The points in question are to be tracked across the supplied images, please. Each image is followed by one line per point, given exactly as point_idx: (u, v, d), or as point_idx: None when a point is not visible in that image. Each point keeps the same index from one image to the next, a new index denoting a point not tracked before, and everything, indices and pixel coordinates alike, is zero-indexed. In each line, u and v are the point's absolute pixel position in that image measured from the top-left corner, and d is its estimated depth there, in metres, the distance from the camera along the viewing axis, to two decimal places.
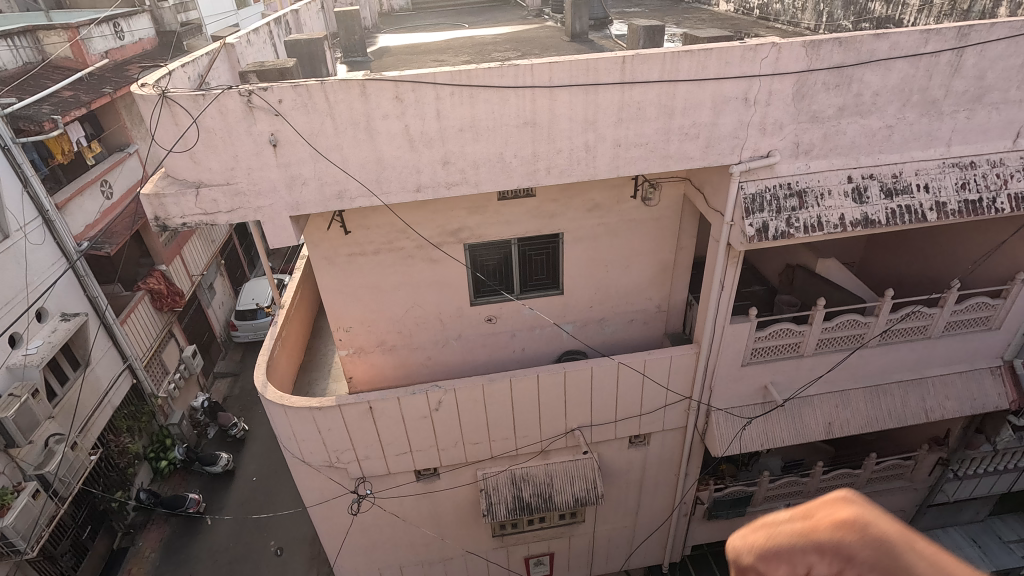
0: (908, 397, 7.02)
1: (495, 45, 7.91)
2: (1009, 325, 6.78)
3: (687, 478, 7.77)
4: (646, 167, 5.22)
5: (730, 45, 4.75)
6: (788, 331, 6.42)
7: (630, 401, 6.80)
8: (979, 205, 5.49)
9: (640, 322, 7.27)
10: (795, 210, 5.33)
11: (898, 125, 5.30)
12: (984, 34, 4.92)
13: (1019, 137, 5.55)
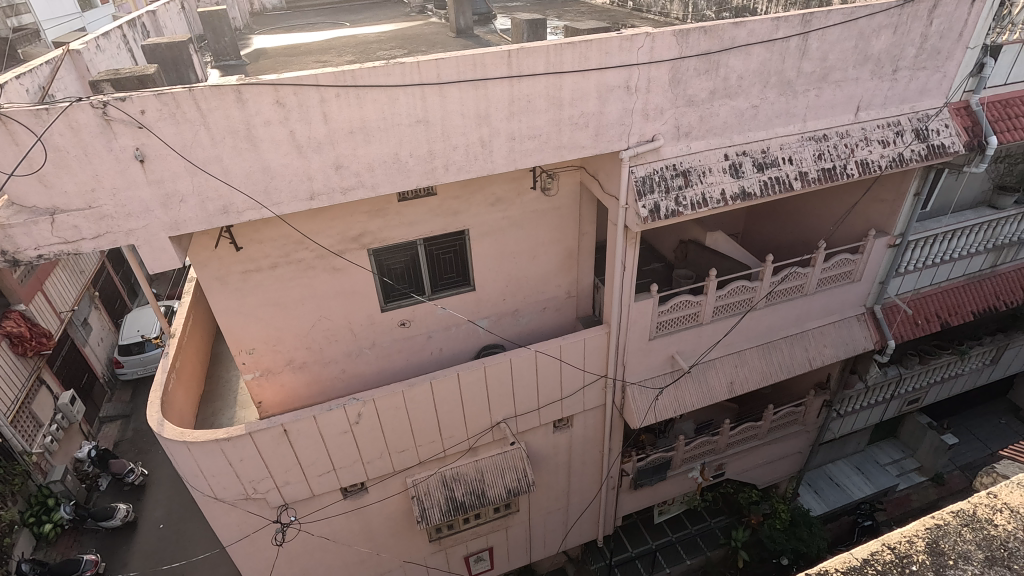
0: (794, 349, 7.79)
1: (380, 43, 7.71)
2: (868, 276, 7.70)
3: (611, 452, 8.11)
4: (542, 158, 5.33)
5: (608, 36, 4.96)
6: (687, 302, 6.87)
7: (551, 387, 6.96)
8: (834, 172, 6.16)
9: (552, 310, 7.45)
10: (681, 189, 5.70)
11: (761, 105, 5.82)
12: (823, 21, 5.52)
13: (860, 110, 6.30)
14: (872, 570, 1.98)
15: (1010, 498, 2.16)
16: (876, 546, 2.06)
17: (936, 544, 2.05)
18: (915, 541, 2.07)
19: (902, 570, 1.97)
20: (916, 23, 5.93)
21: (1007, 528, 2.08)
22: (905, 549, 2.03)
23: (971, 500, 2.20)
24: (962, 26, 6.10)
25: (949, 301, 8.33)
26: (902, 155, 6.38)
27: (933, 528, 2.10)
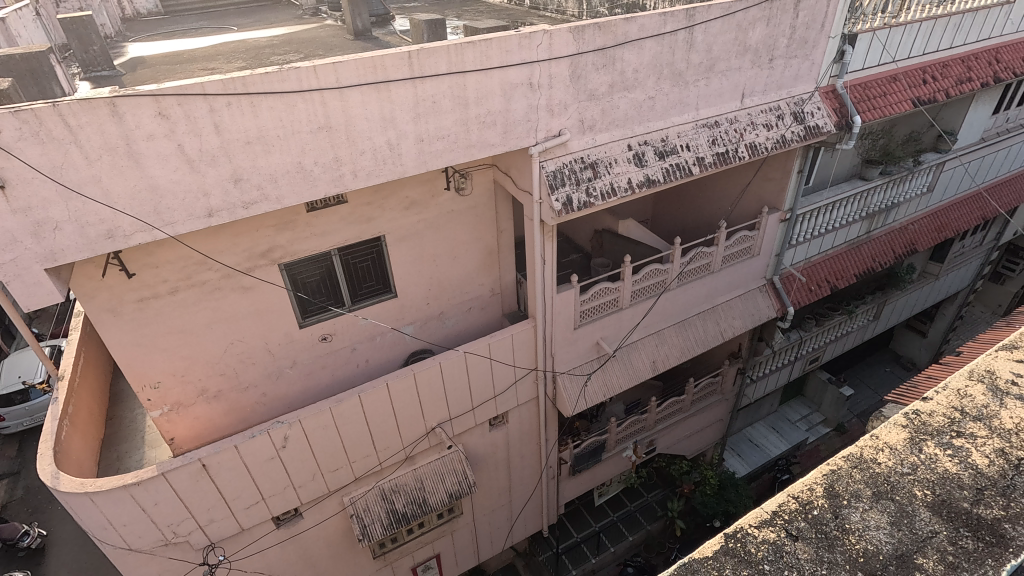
0: (707, 324, 8.29)
1: (273, 48, 7.33)
2: (765, 250, 8.33)
3: (548, 443, 8.25)
4: (454, 158, 5.31)
5: (507, 35, 5.01)
6: (606, 289, 7.11)
7: (483, 386, 6.97)
8: (728, 156, 6.60)
9: (477, 309, 7.45)
10: (591, 181, 5.89)
11: (657, 96, 6.12)
12: (705, 15, 5.89)
13: (745, 97, 6.79)
14: (785, 518, 2.30)
15: (887, 439, 2.59)
16: (788, 496, 2.39)
17: (832, 487, 2.41)
18: (818, 486, 2.42)
19: (808, 513, 2.31)
20: (785, 15, 6.47)
21: (885, 464, 2.50)
22: (809, 496, 2.37)
23: (858, 446, 2.60)
24: (823, 17, 6.74)
25: (835, 267, 9.18)
26: (785, 137, 6.95)
27: (830, 474, 2.47)
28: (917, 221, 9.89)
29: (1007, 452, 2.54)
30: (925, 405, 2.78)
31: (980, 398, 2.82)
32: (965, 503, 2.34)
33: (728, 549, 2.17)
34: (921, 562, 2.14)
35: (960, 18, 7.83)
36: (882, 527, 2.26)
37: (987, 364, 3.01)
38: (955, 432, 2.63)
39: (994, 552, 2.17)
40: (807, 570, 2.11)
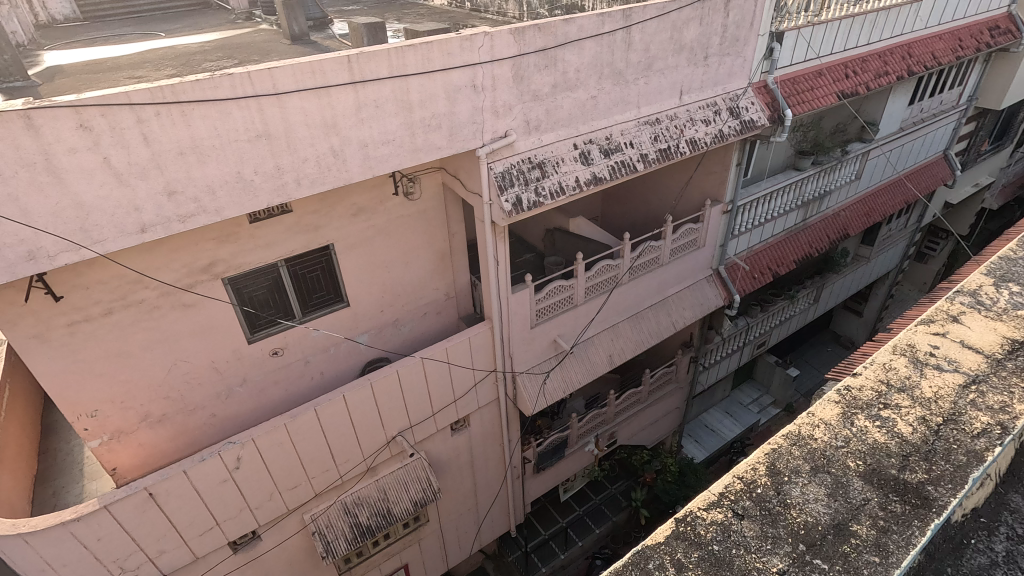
0: (659, 316, 8.52)
1: (204, 54, 7.04)
2: (710, 241, 8.63)
3: (511, 443, 8.27)
4: (400, 162, 5.25)
5: (448, 37, 4.99)
6: (560, 287, 7.18)
7: (443, 391, 6.92)
8: (670, 151, 6.79)
9: (433, 314, 7.39)
10: (539, 180, 5.94)
11: (599, 95, 6.23)
12: (641, 15, 6.04)
13: (683, 94, 7.01)
14: (728, 500, 2.31)
15: (822, 415, 2.64)
16: (730, 478, 2.40)
17: (773, 465, 2.44)
18: (758, 466, 2.45)
19: (749, 493, 2.33)
20: (716, 15, 6.72)
21: (821, 439, 2.54)
22: (751, 476, 2.40)
23: (795, 423, 2.65)
24: (752, 16, 7.04)
25: (775, 255, 9.62)
26: (722, 131, 7.21)
27: (769, 453, 2.51)
28: (847, 208, 10.48)
29: (932, 420, 2.61)
30: (856, 380, 2.84)
31: (906, 368, 2.89)
32: (895, 472, 2.39)
33: (677, 534, 2.19)
34: (858, 532, 2.18)
35: (875, 15, 8.33)
36: (819, 501, 2.29)
37: (909, 338, 3.07)
38: (884, 404, 2.69)
39: (921, 514, 2.23)
40: (753, 547, 2.13)
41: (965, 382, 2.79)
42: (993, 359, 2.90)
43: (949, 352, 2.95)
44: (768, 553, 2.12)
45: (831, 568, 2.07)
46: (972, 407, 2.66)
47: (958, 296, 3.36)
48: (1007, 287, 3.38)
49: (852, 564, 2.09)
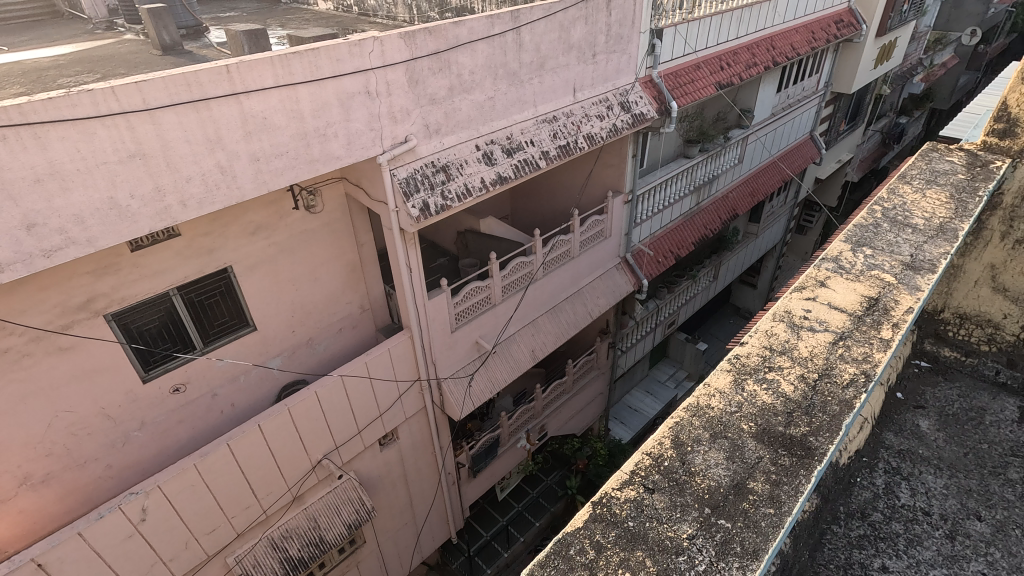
0: (575, 307, 8.79)
1: (59, 69, 6.33)
2: (616, 231, 9.01)
3: (444, 450, 8.17)
4: (297, 175, 5.02)
5: (335, 43, 4.82)
6: (477, 288, 7.19)
7: (366, 406, 6.71)
8: (570, 147, 6.99)
9: (349, 329, 7.13)
10: (444, 184, 5.92)
11: (496, 95, 6.31)
12: (529, 16, 6.17)
13: (576, 91, 7.25)
14: (639, 476, 1.77)
15: (715, 382, 2.08)
16: (639, 454, 1.85)
17: (676, 437, 1.89)
18: (660, 438, 1.90)
19: (658, 466, 1.80)
20: (599, 14, 7.00)
21: (718, 406, 2.00)
22: (658, 450, 1.85)
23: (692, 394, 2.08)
24: (632, 15, 7.41)
25: (675, 238, 10.23)
26: (616, 125, 7.54)
27: (670, 422, 1.95)
28: (733, 190, 11.34)
29: (811, 376, 2.11)
30: (741, 346, 2.27)
31: (786, 331, 2.35)
32: (784, 430, 1.90)
33: (597, 518, 1.68)
34: (758, 492, 1.72)
35: (741, 11, 9.06)
36: (725, 465, 1.79)
37: (782, 304, 2.52)
38: (771, 365, 2.16)
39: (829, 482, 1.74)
40: (670, 524, 1.65)
41: (837, 340, 2.28)
42: (864, 314, 2.41)
43: (819, 314, 2.43)
44: (679, 521, 1.65)
45: (740, 532, 1.62)
46: (842, 360, 2.18)
47: (820, 261, 2.78)
48: (864, 251, 2.80)
49: (758, 525, 1.63)
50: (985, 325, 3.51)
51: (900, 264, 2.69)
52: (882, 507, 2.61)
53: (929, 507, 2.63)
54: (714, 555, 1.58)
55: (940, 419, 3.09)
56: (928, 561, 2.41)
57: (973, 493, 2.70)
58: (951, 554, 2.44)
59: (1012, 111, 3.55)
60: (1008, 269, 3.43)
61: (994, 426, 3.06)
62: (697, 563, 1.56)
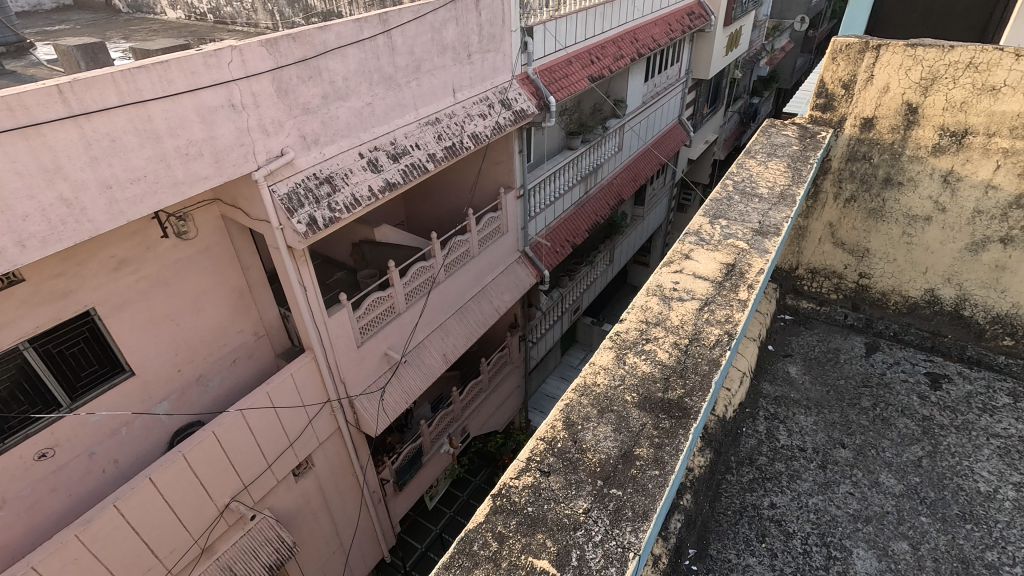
0: (481, 305, 8.83)
1: None
2: (511, 226, 9.15)
3: (366, 469, 7.88)
4: (159, 200, 4.58)
5: (187, 54, 4.42)
6: (379, 299, 6.99)
7: (274, 438, 6.31)
8: (456, 148, 6.98)
9: (244, 359, 6.66)
10: (330, 196, 5.68)
11: (374, 101, 6.15)
12: (398, 18, 6.06)
13: (456, 92, 7.26)
14: (535, 463, 1.75)
15: (599, 359, 2.14)
16: (534, 440, 1.83)
17: (567, 418, 1.91)
18: (552, 422, 1.90)
19: (552, 448, 1.79)
20: (469, 14, 7.07)
21: (603, 382, 2.06)
22: (551, 434, 1.84)
23: (581, 374, 2.12)
24: (501, 14, 7.55)
25: (569, 228, 10.61)
26: (499, 123, 7.65)
27: (560, 404, 1.97)
28: (618, 176, 11.97)
29: (683, 342, 2.25)
30: (620, 324, 2.37)
31: (658, 305, 2.47)
32: (662, 395, 2.00)
33: (496, 511, 1.60)
34: (644, 457, 1.77)
35: (603, 8, 9.53)
36: (613, 436, 1.84)
37: (654, 278, 2.67)
38: (647, 337, 2.26)
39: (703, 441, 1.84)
40: (566, 504, 1.63)
41: (702, 306, 2.45)
42: (723, 279, 2.62)
43: (686, 284, 2.58)
44: (574, 497, 1.65)
45: (631, 496, 1.65)
46: (708, 323, 2.34)
47: (683, 235, 3.00)
48: (720, 222, 3.06)
49: (646, 488, 1.67)
50: (831, 276, 4.06)
51: (750, 231, 2.97)
52: (766, 451, 2.90)
53: (803, 443, 2.95)
54: (609, 522, 1.58)
55: (805, 364, 3.48)
56: (807, 491, 2.70)
57: (837, 424, 3.06)
58: (824, 481, 2.76)
59: (830, 87, 3.69)
60: (843, 225, 3.92)
61: (848, 362, 3.50)
62: (594, 535, 1.55)
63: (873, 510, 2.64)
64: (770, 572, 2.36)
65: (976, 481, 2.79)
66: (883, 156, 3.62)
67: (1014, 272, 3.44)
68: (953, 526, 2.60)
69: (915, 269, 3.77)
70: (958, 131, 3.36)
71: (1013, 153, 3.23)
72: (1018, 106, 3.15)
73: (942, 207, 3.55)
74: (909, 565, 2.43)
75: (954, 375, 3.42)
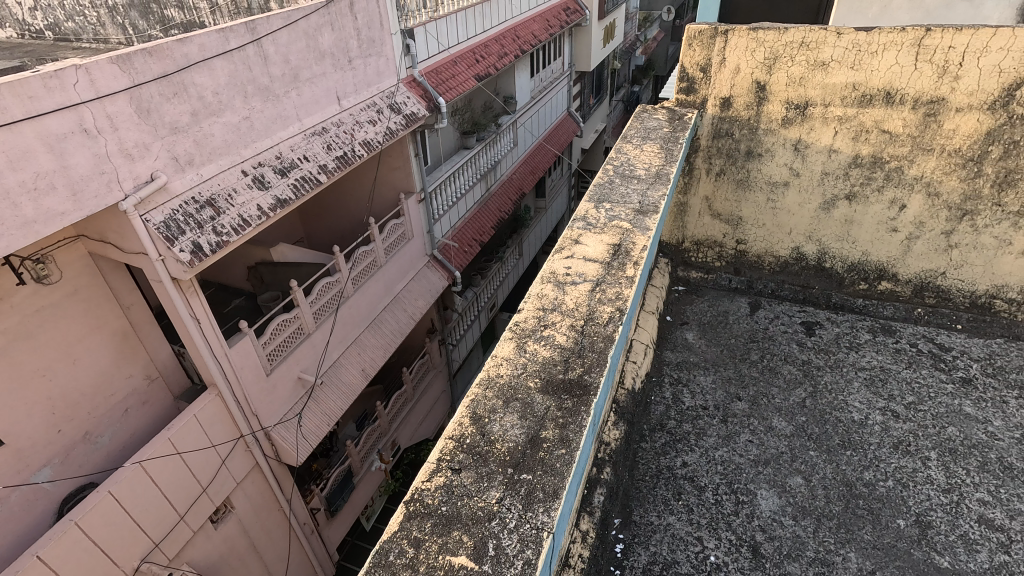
0: (394, 314, 8.65)
1: None
2: (416, 231, 9.03)
3: (293, 501, 7.46)
4: (8, 244, 3.98)
5: (21, 76, 3.85)
6: (285, 322, 6.63)
7: (184, 486, 5.81)
8: (348, 157, 6.76)
9: (137, 406, 6.07)
10: (215, 219, 5.28)
11: (252, 114, 5.78)
12: (267, 26, 5.73)
13: (340, 99, 7.04)
14: (447, 462, 1.75)
15: (500, 351, 2.18)
16: (443, 440, 1.84)
17: (475, 413, 1.93)
18: (459, 420, 1.91)
19: (462, 445, 1.81)
20: (345, 19, 6.86)
21: (506, 373, 2.10)
22: (460, 432, 1.85)
23: (483, 369, 2.14)
24: (378, 18, 7.40)
25: (475, 226, 10.66)
26: (390, 128, 7.51)
27: (466, 401, 1.99)
28: (516, 171, 12.17)
29: (579, 323, 2.34)
30: (518, 314, 2.42)
31: (553, 291, 2.56)
32: (563, 375, 2.07)
33: (412, 516, 1.59)
34: (551, 438, 1.82)
35: (481, 7, 9.63)
36: (520, 423, 1.88)
37: (548, 266, 2.75)
38: (545, 324, 2.34)
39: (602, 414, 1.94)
40: (481, 496, 1.65)
41: (595, 286, 2.56)
42: (610, 259, 2.74)
43: (578, 268, 2.69)
44: (486, 489, 1.67)
45: (541, 478, 1.69)
46: (601, 302, 2.45)
47: (572, 221, 3.11)
48: (604, 206, 3.22)
49: (554, 468, 1.72)
50: (713, 246, 4.40)
51: (633, 211, 3.14)
52: (674, 415, 3.09)
53: (705, 402, 3.18)
54: (522, 507, 1.61)
55: (700, 329, 3.74)
56: (712, 446, 2.92)
57: (732, 380, 3.34)
58: (726, 434, 2.99)
59: (690, 71, 3.99)
60: (717, 198, 4.24)
61: (736, 322, 3.81)
62: (509, 522, 1.57)
63: (770, 453, 2.91)
64: (688, 527, 2.52)
65: (851, 412, 3.15)
66: (743, 131, 3.96)
67: (860, 224, 3.94)
68: (837, 454, 2.92)
69: (781, 230, 4.17)
70: (800, 104, 3.75)
71: (847, 120, 3.67)
72: (845, 79, 3.58)
73: (797, 172, 3.95)
74: (804, 496, 2.70)
75: (825, 321, 3.83)
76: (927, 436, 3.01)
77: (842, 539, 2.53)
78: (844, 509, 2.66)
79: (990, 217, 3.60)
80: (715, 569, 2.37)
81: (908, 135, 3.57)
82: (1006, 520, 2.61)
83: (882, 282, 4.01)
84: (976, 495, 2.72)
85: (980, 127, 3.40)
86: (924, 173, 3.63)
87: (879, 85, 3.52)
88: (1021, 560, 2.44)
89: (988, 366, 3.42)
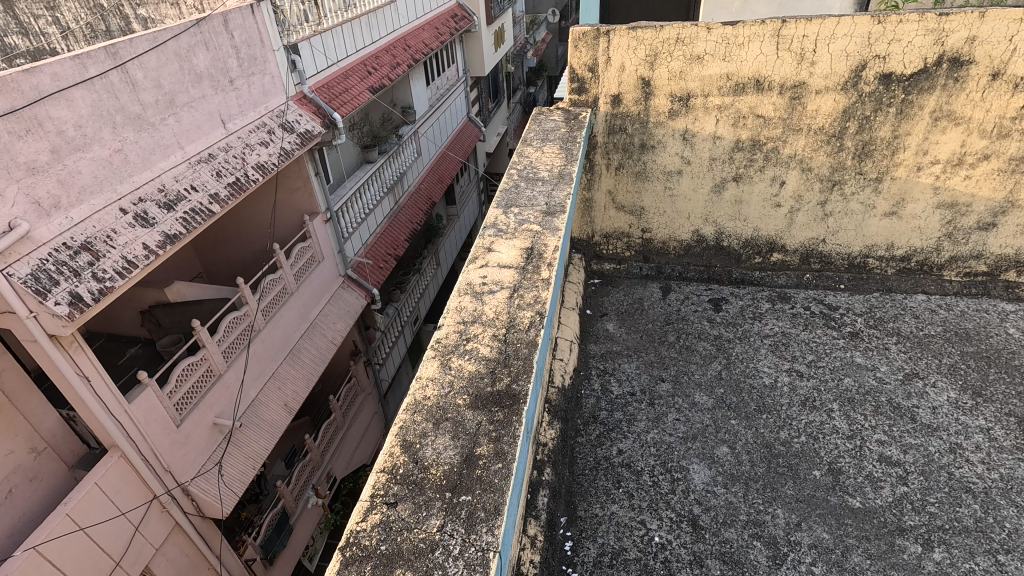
0: (313, 341, 8.26)
1: None
2: (326, 252, 8.69)
3: (225, 556, 6.88)
4: None
5: None
6: (191, 366, 6.10)
7: (93, 563, 5.19)
8: (241, 183, 6.36)
9: (24, 484, 5.34)
10: (94, 265, 4.73)
11: (124, 146, 5.27)
12: (131, 50, 5.25)
13: (225, 122, 6.60)
14: (381, 496, 1.69)
15: (425, 372, 2.13)
16: (375, 474, 1.76)
17: (405, 438, 1.87)
18: (389, 450, 1.84)
19: (395, 476, 1.74)
20: (220, 37, 6.45)
21: (432, 394, 2.05)
22: (391, 462, 1.79)
23: (410, 394, 2.07)
24: (258, 34, 7.03)
25: (388, 240, 10.45)
26: (285, 148, 7.14)
27: (394, 429, 1.92)
28: (424, 181, 12.06)
29: (501, 332, 2.33)
30: (438, 331, 2.38)
31: (472, 302, 2.54)
32: (491, 388, 2.05)
33: (353, 561, 1.50)
34: (486, 454, 1.80)
35: (366, 18, 9.43)
36: (453, 444, 1.84)
37: (463, 277, 2.74)
38: (467, 337, 2.31)
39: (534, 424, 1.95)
40: (424, 527, 1.59)
41: (512, 293, 2.57)
42: (525, 263, 2.77)
43: (494, 276, 2.70)
44: (426, 518, 1.62)
45: (480, 497, 1.67)
46: (520, 308, 2.46)
47: (483, 230, 3.12)
48: (513, 211, 3.24)
49: (492, 484, 1.70)
50: (621, 237, 4.57)
51: (541, 213, 3.18)
52: (605, 405, 3.18)
53: (632, 388, 3.29)
54: (465, 531, 1.58)
55: (619, 319, 3.87)
56: (643, 430, 3.03)
57: (654, 363, 3.48)
58: (655, 417, 3.12)
59: (579, 71, 4.10)
60: (619, 190, 4.41)
61: (652, 307, 3.97)
62: (452, 549, 1.53)
63: (695, 427, 3.06)
64: (631, 512, 2.60)
65: (761, 377, 3.39)
66: (634, 126, 4.15)
67: (749, 203, 4.25)
68: (753, 419, 3.12)
69: (681, 216, 4.40)
70: (682, 96, 3.98)
71: (725, 108, 3.95)
72: (719, 70, 3.85)
73: (688, 160, 4.18)
74: (731, 464, 2.87)
75: (729, 295, 4.10)
76: (828, 390, 3.29)
77: (769, 498, 2.71)
78: (766, 469, 2.85)
79: (855, 185, 4.02)
80: (660, 548, 2.46)
81: (779, 118, 3.90)
82: (901, 455, 2.92)
83: (774, 253, 4.36)
84: (875, 436, 3.01)
85: (838, 106, 3.79)
86: (797, 151, 3.99)
87: (750, 74, 3.82)
88: (918, 489, 2.74)
89: (870, 318, 3.81)
